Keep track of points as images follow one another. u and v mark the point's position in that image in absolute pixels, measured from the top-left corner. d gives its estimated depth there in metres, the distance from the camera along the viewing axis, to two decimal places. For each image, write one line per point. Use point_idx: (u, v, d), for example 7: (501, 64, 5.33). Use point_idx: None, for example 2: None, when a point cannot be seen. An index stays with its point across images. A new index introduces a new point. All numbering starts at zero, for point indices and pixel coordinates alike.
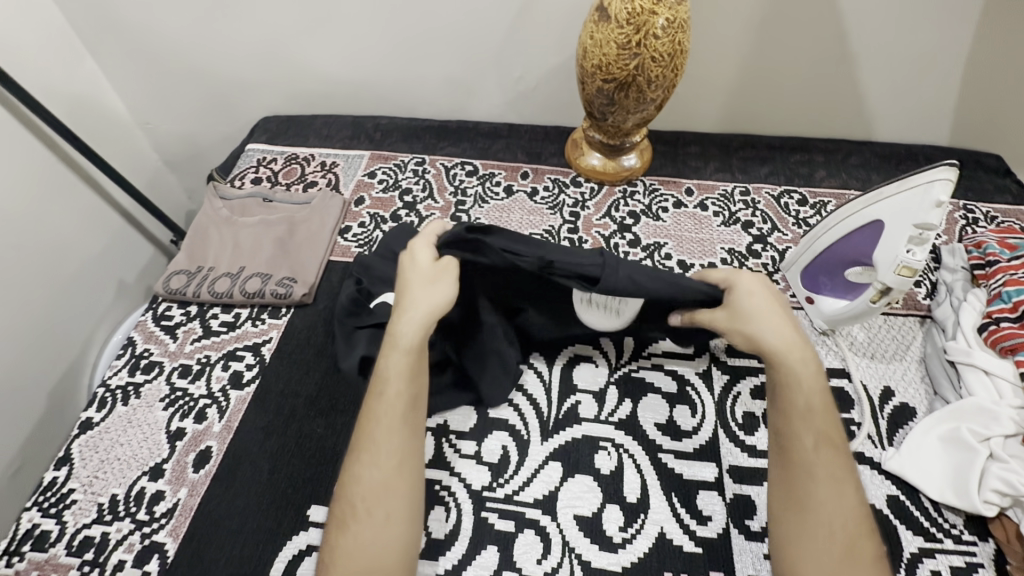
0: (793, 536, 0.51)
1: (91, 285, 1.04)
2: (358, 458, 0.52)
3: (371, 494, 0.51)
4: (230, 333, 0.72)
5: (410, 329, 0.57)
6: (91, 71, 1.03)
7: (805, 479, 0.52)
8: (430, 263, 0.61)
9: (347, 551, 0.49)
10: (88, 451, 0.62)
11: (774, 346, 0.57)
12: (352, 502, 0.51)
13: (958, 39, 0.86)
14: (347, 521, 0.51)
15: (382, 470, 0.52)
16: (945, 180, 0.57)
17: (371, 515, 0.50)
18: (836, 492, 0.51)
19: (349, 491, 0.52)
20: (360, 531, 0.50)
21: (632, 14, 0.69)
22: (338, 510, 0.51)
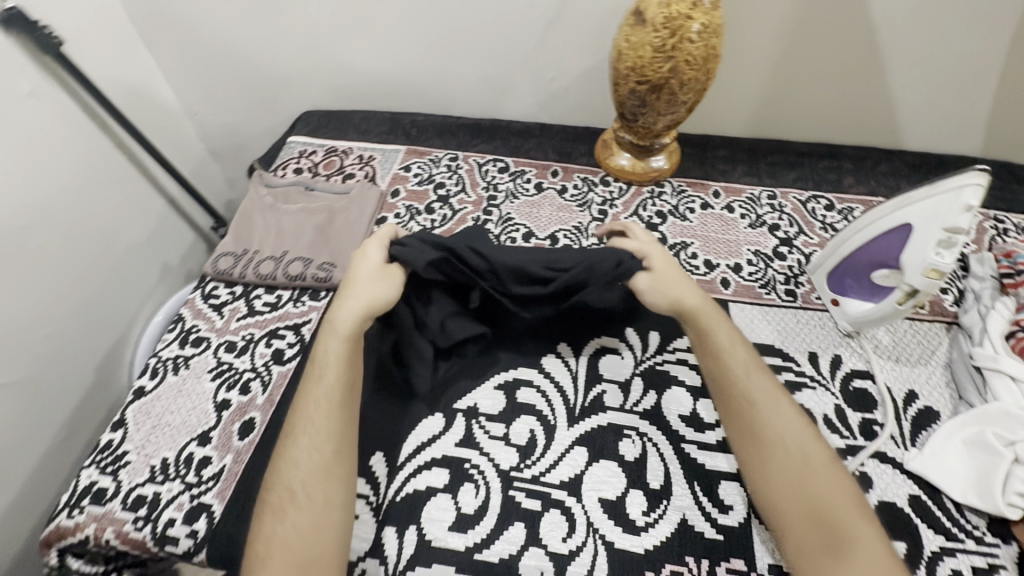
0: (763, 467, 0.58)
1: (138, 267, 1.10)
2: (294, 448, 0.57)
3: (308, 480, 0.55)
4: (273, 312, 0.76)
5: (348, 317, 0.64)
6: (146, 63, 1.09)
7: (751, 411, 0.61)
8: (377, 264, 0.68)
9: (287, 536, 0.53)
10: (142, 417, 0.66)
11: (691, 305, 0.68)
12: (288, 487, 0.55)
13: (992, 49, 0.87)
14: (285, 508, 0.54)
15: (319, 452, 0.57)
16: (975, 185, 0.58)
17: (310, 499, 0.55)
18: (779, 413, 0.60)
19: (285, 477, 0.56)
20: (298, 516, 0.54)
21: (668, 19, 0.72)
22: (274, 499, 0.55)
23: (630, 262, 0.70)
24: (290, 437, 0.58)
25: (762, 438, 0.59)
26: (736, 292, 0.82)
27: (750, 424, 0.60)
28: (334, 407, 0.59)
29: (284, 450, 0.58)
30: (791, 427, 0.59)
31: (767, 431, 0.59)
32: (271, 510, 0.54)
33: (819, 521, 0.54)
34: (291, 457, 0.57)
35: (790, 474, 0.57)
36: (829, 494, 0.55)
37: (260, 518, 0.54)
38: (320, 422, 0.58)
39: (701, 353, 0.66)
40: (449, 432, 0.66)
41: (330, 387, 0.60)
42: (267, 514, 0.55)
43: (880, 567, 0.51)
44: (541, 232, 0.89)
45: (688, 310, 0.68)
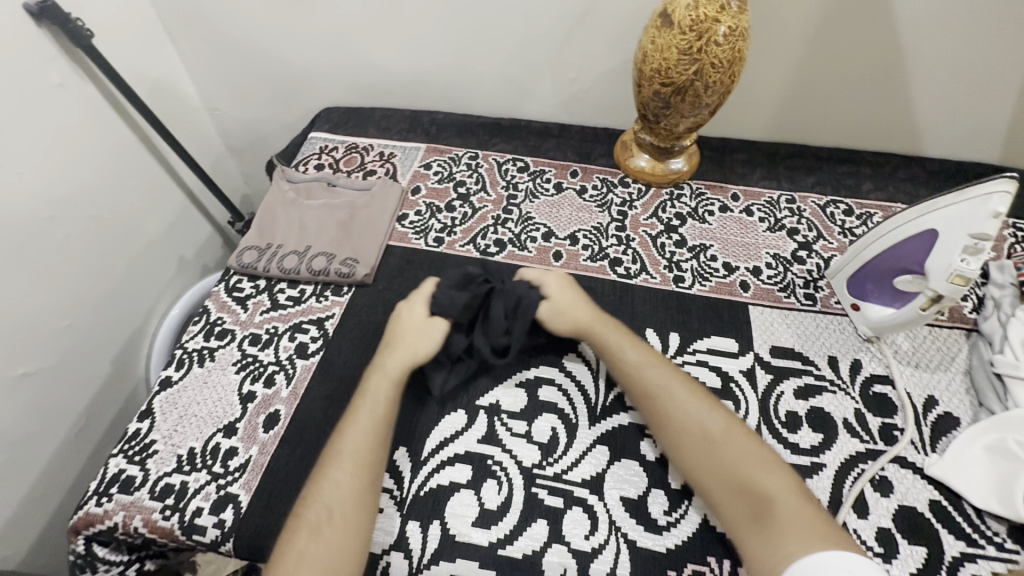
0: (684, 457, 0.60)
1: (156, 259, 1.11)
2: (336, 469, 0.57)
3: (346, 505, 0.55)
4: (296, 306, 0.77)
5: (398, 362, 0.66)
6: (170, 57, 1.10)
7: (661, 404, 0.63)
8: (421, 318, 0.69)
9: (317, 556, 0.52)
10: (168, 407, 0.67)
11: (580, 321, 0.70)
12: (328, 506, 0.55)
13: (1015, 57, 0.87)
14: (321, 526, 0.54)
15: (358, 477, 0.57)
16: (1002, 192, 0.58)
17: (345, 521, 0.54)
18: (684, 400, 0.62)
19: (324, 494, 0.56)
20: (332, 538, 0.53)
21: (695, 21, 0.72)
22: (310, 516, 0.55)
23: (530, 297, 0.70)
24: (333, 458, 0.59)
25: (676, 430, 0.61)
26: (756, 295, 0.82)
27: (661, 418, 0.62)
28: (379, 439, 0.60)
29: (325, 469, 0.58)
30: (699, 409, 0.61)
31: (678, 421, 0.61)
32: (306, 525, 0.54)
33: (741, 494, 0.55)
34: (332, 477, 0.57)
35: (705, 453, 0.59)
36: (743, 466, 0.57)
37: (292, 532, 0.53)
38: (364, 450, 0.59)
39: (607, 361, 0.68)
40: (472, 428, 0.66)
41: (375, 418, 0.61)
42: (298, 529, 0.54)
43: (800, 517, 0.52)
44: (561, 232, 0.89)
45: (582, 328, 0.70)
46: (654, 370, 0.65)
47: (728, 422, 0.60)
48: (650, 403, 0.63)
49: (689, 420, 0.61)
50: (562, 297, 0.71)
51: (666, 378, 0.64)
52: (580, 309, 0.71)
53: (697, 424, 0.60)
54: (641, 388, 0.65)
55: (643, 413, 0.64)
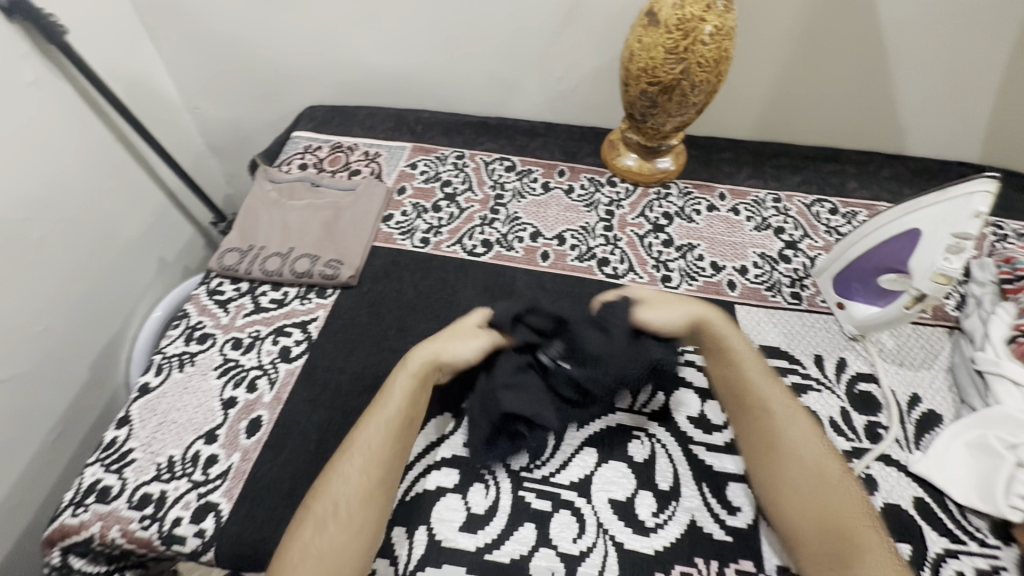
0: (776, 474, 0.58)
1: (136, 261, 1.08)
2: (346, 462, 0.57)
3: (353, 500, 0.55)
4: (279, 309, 0.76)
5: (421, 358, 0.64)
6: (149, 54, 1.07)
7: (768, 420, 0.61)
8: (473, 323, 0.68)
9: (320, 549, 0.52)
10: (147, 414, 0.65)
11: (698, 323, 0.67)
12: (335, 499, 0.55)
13: (996, 57, 0.88)
14: (325, 521, 0.53)
15: (366, 473, 0.56)
16: (984, 192, 0.59)
17: (350, 516, 0.54)
18: (797, 424, 0.61)
19: (331, 488, 0.55)
20: (336, 533, 0.53)
21: (681, 20, 0.72)
22: (318, 509, 0.55)
23: (621, 305, 0.63)
24: (346, 451, 0.58)
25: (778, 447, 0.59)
26: (743, 294, 0.82)
27: (764, 432, 0.61)
28: (392, 434, 0.59)
29: (336, 463, 0.58)
30: (808, 436, 0.60)
31: (785, 440, 0.59)
32: (314, 517, 0.54)
33: (828, 525, 0.54)
34: (340, 471, 0.56)
35: (805, 478, 0.57)
36: (839, 501, 0.56)
37: (300, 523, 0.54)
38: (376, 445, 0.58)
39: (717, 368, 0.67)
40: (459, 432, 0.66)
41: (389, 412, 0.60)
42: (307, 521, 0.54)
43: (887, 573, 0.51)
44: (548, 232, 0.89)
45: (699, 323, 0.67)
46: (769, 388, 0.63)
47: (831, 459, 0.59)
48: (755, 416, 0.62)
49: (796, 442, 0.60)
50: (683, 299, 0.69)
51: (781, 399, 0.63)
52: (697, 305, 0.68)
53: (803, 448, 0.59)
54: (748, 401, 0.63)
55: (737, 423, 0.63)
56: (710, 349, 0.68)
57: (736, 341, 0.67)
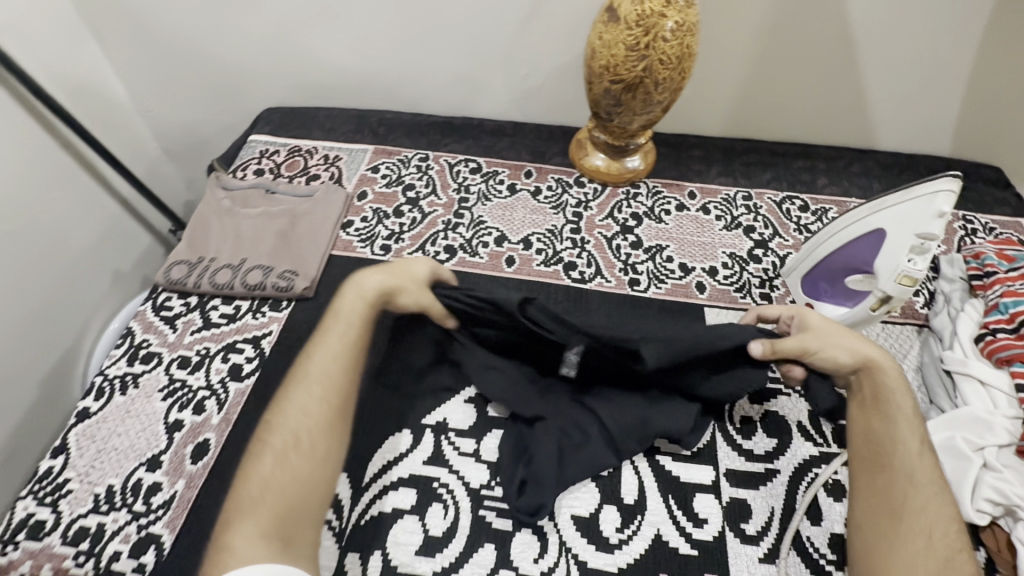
0: (889, 544, 0.52)
1: (87, 273, 1.04)
2: (302, 393, 0.58)
3: (311, 432, 0.55)
4: (230, 324, 0.72)
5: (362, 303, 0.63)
6: (93, 55, 1.02)
7: (904, 489, 0.55)
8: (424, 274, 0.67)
9: (283, 481, 0.53)
10: (86, 441, 0.61)
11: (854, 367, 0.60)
12: (293, 431, 0.55)
13: (963, 49, 0.87)
14: (287, 454, 0.54)
15: (323, 403, 0.57)
16: (948, 191, 0.57)
17: (312, 448, 0.55)
18: (935, 504, 0.54)
19: (289, 421, 0.56)
20: (297, 464, 0.54)
21: (641, 16, 0.69)
22: (275, 442, 0.55)
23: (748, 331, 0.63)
24: (295, 383, 0.59)
25: (903, 518, 0.53)
26: (712, 296, 0.81)
27: (893, 498, 0.55)
28: (344, 362, 0.60)
29: (286, 395, 0.58)
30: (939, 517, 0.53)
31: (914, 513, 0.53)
32: (271, 451, 0.54)
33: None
34: (294, 402, 0.57)
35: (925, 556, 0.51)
36: None
37: (256, 458, 0.54)
38: (333, 374, 0.59)
39: (860, 420, 0.60)
40: (417, 449, 0.63)
41: (344, 339, 0.61)
42: (263, 455, 0.55)
43: None
44: (514, 236, 0.86)
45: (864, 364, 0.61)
46: (915, 458, 0.56)
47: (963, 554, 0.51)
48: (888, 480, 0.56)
49: (924, 521, 0.53)
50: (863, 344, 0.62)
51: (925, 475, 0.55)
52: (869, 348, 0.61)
53: (932, 532, 0.53)
54: (887, 465, 0.56)
55: (864, 479, 0.57)
56: (863, 395, 0.61)
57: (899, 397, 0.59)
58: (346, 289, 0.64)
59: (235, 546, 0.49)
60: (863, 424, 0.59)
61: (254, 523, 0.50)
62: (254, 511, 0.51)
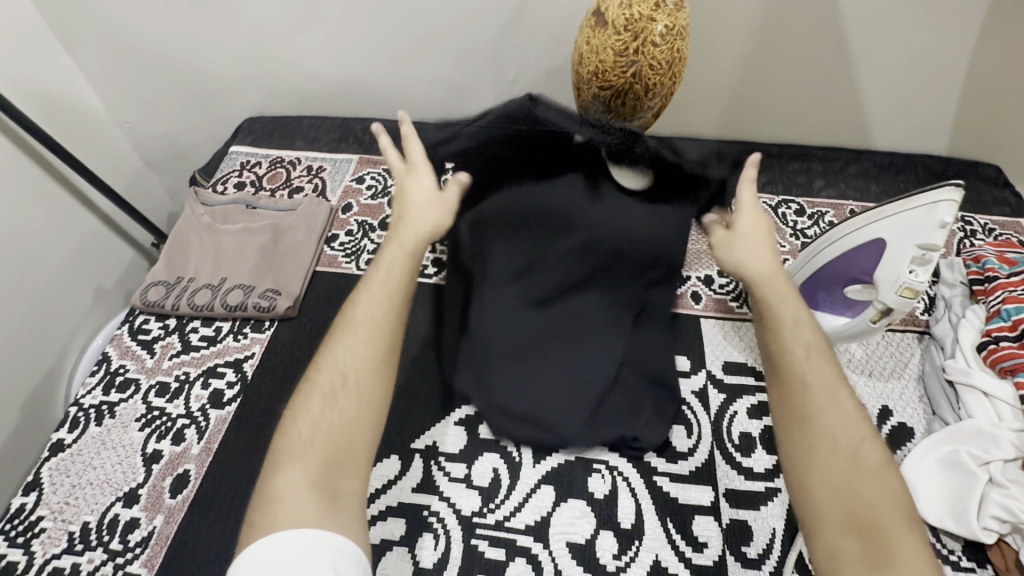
0: (802, 453, 0.48)
1: (67, 291, 1.01)
2: (349, 333, 0.51)
3: (360, 374, 0.49)
4: (211, 347, 0.70)
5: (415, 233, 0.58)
6: (65, 66, 0.99)
7: (802, 400, 0.50)
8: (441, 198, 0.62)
9: (331, 426, 0.47)
10: (59, 476, 0.59)
11: (750, 270, 0.58)
12: (340, 370, 0.49)
13: (960, 46, 0.85)
14: (334, 394, 0.48)
15: (374, 345, 0.51)
16: (949, 200, 0.55)
17: (361, 390, 0.49)
18: (835, 407, 0.49)
19: (336, 360, 0.50)
20: (346, 404, 0.48)
21: (629, 21, 0.66)
22: (322, 381, 0.49)
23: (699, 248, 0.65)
24: (342, 322, 0.52)
25: (807, 421, 0.49)
26: (707, 307, 0.77)
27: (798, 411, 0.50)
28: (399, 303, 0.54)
29: (337, 335, 0.51)
30: (847, 418, 0.48)
31: (817, 421, 0.48)
32: (319, 391, 0.48)
33: (853, 520, 0.44)
34: (339, 345, 0.51)
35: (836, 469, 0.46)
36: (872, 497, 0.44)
37: (301, 398, 0.48)
38: (381, 316, 0.52)
39: (760, 329, 0.56)
40: (407, 476, 0.61)
41: (393, 273, 0.55)
42: (309, 396, 0.48)
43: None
44: None
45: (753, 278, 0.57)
46: (812, 356, 0.52)
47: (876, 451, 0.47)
48: (785, 384, 0.52)
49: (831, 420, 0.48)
50: (759, 248, 0.58)
51: (823, 373, 0.51)
52: (762, 255, 0.58)
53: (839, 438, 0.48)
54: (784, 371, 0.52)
55: (770, 388, 0.53)
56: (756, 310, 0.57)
57: (786, 301, 0.55)
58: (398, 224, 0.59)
59: (282, 494, 0.43)
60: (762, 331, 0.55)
61: (298, 468, 0.45)
62: (299, 455, 0.45)
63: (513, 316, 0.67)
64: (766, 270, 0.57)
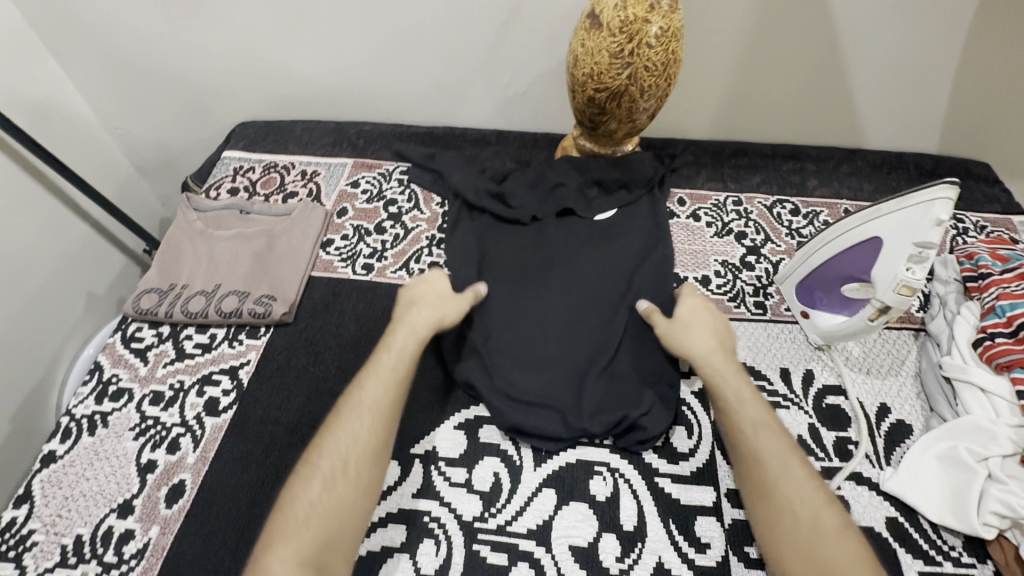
0: (769, 529, 0.52)
1: (59, 300, 0.99)
2: (352, 419, 0.55)
3: (360, 457, 0.53)
4: (205, 355, 0.69)
5: (426, 323, 0.63)
6: (53, 73, 0.98)
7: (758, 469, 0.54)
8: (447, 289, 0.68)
9: (328, 509, 0.50)
10: (51, 488, 0.58)
11: (697, 354, 0.63)
12: (341, 456, 0.53)
13: (950, 46, 0.86)
14: (334, 478, 0.52)
15: (376, 432, 0.55)
16: (945, 199, 0.55)
17: (359, 476, 0.52)
18: (790, 474, 0.53)
19: (334, 445, 0.54)
20: (345, 489, 0.51)
21: (624, 22, 0.66)
22: (323, 465, 0.52)
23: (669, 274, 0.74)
24: (351, 407, 0.56)
25: (769, 491, 0.53)
26: None
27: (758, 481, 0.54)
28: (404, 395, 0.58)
29: (343, 417, 0.55)
30: (801, 483, 0.52)
31: (776, 490, 0.52)
32: (319, 476, 0.52)
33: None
34: (340, 430, 0.55)
35: (803, 537, 0.50)
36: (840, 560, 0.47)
37: (303, 481, 0.51)
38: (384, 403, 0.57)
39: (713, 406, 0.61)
40: (406, 482, 0.60)
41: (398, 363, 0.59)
42: (310, 477, 0.52)
43: None
44: None
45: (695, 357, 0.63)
46: (761, 431, 0.56)
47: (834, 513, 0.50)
48: (744, 458, 0.56)
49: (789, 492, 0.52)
50: (699, 330, 0.64)
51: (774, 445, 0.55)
52: (703, 338, 0.64)
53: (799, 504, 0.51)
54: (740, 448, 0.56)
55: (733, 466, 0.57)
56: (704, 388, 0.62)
57: (731, 376, 0.61)
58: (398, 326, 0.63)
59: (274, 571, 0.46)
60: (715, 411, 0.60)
61: (293, 548, 0.48)
62: (292, 534, 0.48)
63: (522, 298, 0.72)
64: (709, 350, 0.63)
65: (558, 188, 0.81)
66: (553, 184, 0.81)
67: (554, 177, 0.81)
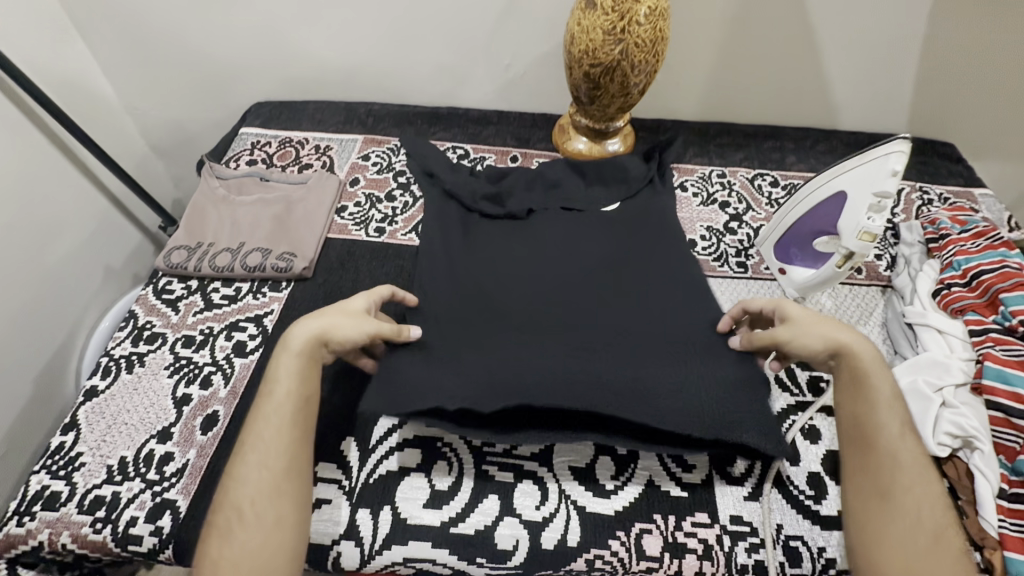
0: (875, 528, 0.53)
1: (81, 268, 1.05)
2: (244, 463, 0.53)
3: (257, 499, 0.52)
4: (231, 305, 0.74)
5: (303, 333, 0.59)
6: (81, 55, 1.04)
7: (890, 471, 0.54)
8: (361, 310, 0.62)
9: (234, 558, 0.49)
10: (95, 417, 0.63)
11: (834, 352, 0.59)
12: (236, 504, 0.51)
13: (913, 32, 0.94)
14: (231, 528, 0.51)
15: (268, 470, 0.53)
16: (898, 152, 0.63)
17: (259, 517, 0.51)
18: (920, 483, 0.54)
19: (231, 494, 0.52)
20: (246, 536, 0.50)
21: (617, 2, 0.73)
22: (220, 519, 0.51)
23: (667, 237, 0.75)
24: (241, 453, 0.54)
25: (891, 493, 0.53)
26: None
27: (884, 482, 0.54)
28: (297, 424, 0.56)
29: (234, 466, 0.54)
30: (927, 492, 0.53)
31: (901, 494, 0.53)
32: (217, 531, 0.51)
33: None
34: (239, 476, 0.53)
35: (916, 544, 0.51)
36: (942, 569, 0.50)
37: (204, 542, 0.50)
38: (273, 439, 0.54)
39: (845, 396, 0.59)
40: None
41: (285, 390, 0.57)
42: (212, 537, 0.51)
43: None
44: None
45: (842, 349, 0.59)
46: (905, 436, 0.56)
47: (943, 523, 0.53)
48: (874, 455, 0.55)
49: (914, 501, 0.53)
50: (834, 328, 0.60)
51: (912, 454, 0.55)
52: (842, 333, 0.60)
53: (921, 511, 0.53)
54: (870, 445, 0.56)
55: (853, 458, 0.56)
56: (843, 374, 0.60)
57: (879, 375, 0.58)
58: (281, 350, 0.59)
59: None
60: (849, 403, 0.58)
61: None
62: None
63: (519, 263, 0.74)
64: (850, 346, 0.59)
65: (554, 189, 0.83)
66: (550, 184, 0.83)
67: (551, 178, 0.83)
